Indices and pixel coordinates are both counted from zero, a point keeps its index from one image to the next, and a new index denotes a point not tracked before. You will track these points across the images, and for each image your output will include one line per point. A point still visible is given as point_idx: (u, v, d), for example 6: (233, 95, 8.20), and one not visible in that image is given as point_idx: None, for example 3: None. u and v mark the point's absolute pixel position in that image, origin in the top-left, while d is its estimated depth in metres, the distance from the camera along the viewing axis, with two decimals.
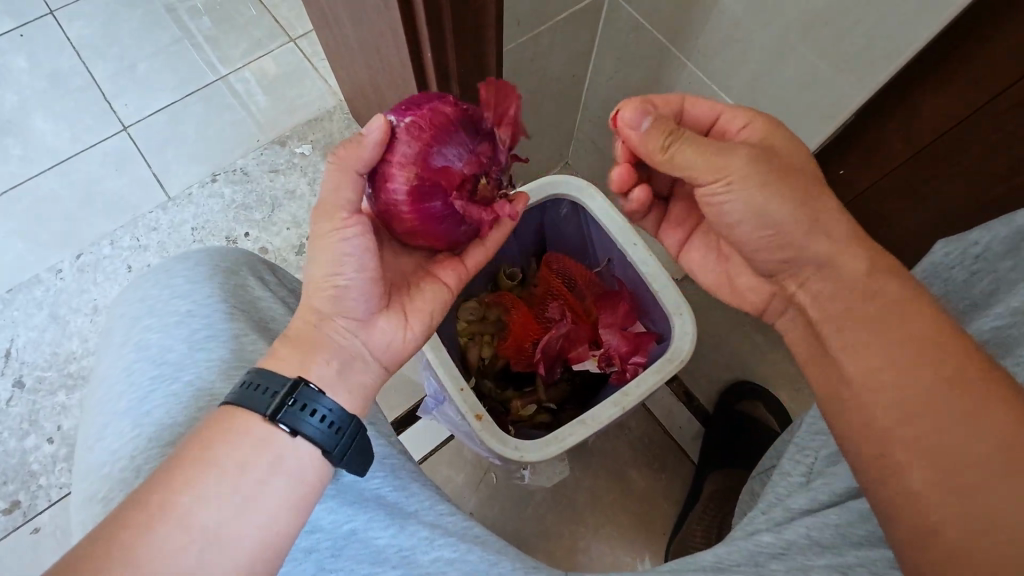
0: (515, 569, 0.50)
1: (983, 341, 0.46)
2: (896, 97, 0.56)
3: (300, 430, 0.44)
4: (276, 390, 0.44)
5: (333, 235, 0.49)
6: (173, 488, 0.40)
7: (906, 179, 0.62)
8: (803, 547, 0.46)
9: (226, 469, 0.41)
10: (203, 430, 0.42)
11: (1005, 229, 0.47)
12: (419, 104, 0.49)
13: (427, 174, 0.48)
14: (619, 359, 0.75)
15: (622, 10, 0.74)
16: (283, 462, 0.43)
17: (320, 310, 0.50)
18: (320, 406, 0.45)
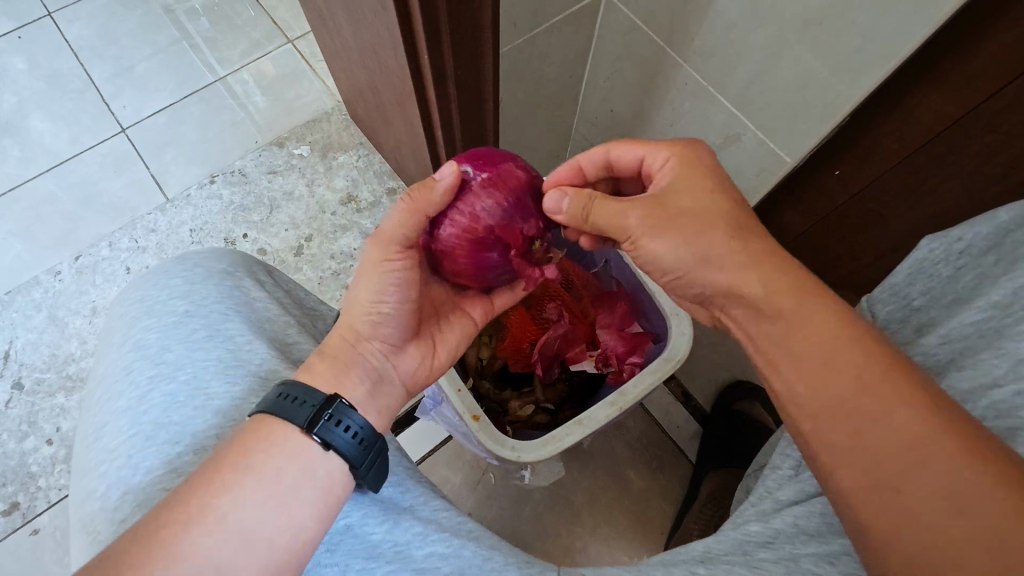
0: (508, 563, 0.49)
1: (963, 335, 0.44)
2: (891, 99, 0.56)
3: (331, 442, 0.45)
4: (312, 404, 0.45)
5: (387, 268, 0.50)
6: (209, 491, 0.40)
7: (903, 180, 0.60)
8: (788, 536, 0.46)
9: (261, 473, 0.41)
10: (238, 436, 0.43)
11: (987, 226, 0.45)
12: (494, 163, 0.52)
13: (497, 230, 0.51)
14: (618, 360, 0.76)
15: (618, 12, 0.75)
16: (314, 471, 0.43)
17: (360, 331, 0.52)
18: (351, 421, 0.46)
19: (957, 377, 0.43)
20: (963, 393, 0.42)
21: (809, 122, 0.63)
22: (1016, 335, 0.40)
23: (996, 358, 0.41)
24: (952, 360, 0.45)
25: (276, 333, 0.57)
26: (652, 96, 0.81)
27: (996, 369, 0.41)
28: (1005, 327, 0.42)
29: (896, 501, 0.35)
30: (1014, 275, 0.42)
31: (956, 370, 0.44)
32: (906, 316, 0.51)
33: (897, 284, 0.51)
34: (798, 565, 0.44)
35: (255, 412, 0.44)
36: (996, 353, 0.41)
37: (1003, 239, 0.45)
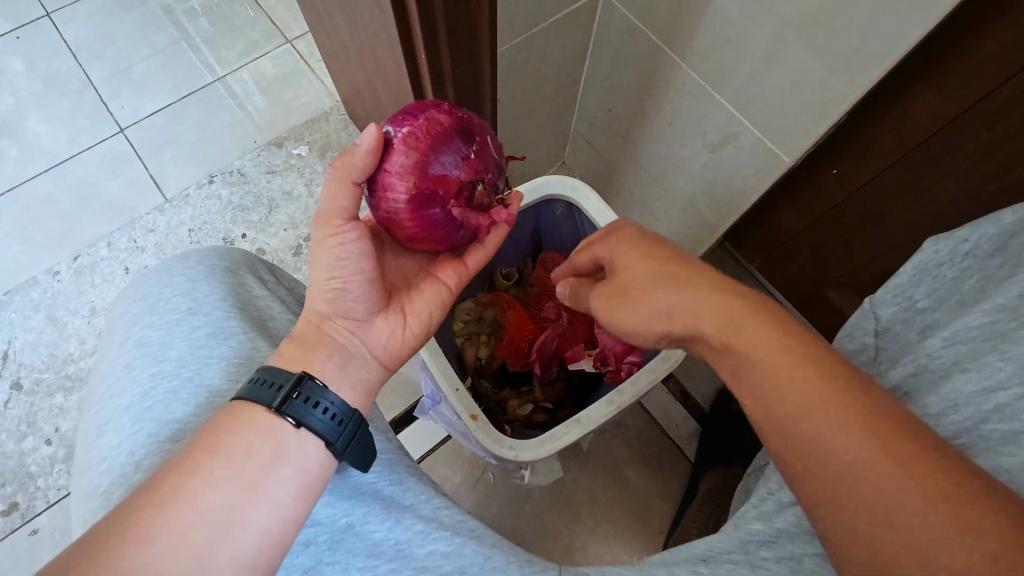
0: (509, 563, 0.49)
1: (970, 338, 0.42)
2: (890, 97, 0.57)
3: (304, 422, 0.44)
4: (278, 385, 0.44)
5: (333, 240, 0.51)
6: (182, 475, 0.40)
7: (901, 179, 0.61)
8: (793, 535, 0.45)
9: (234, 453, 0.41)
10: (212, 420, 0.43)
11: (993, 228, 0.45)
12: (415, 114, 0.50)
13: (426, 183, 0.49)
14: (615, 360, 0.75)
15: (616, 11, 0.75)
16: (288, 452, 0.43)
17: (322, 312, 0.51)
18: (325, 400, 0.46)
19: (961, 380, 0.41)
20: (968, 396, 0.40)
21: (807, 120, 0.63)
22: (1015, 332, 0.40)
23: (1000, 361, 0.39)
24: (956, 363, 0.42)
25: (277, 330, 0.57)
26: (650, 96, 0.81)
27: (1000, 373, 0.39)
28: (1011, 330, 0.40)
29: (868, 531, 0.32)
30: (1019, 278, 0.41)
31: (958, 373, 0.41)
32: (910, 318, 0.48)
33: (900, 285, 0.48)
34: (801, 565, 0.44)
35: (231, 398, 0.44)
36: (1001, 356, 0.39)
37: (1009, 241, 0.44)
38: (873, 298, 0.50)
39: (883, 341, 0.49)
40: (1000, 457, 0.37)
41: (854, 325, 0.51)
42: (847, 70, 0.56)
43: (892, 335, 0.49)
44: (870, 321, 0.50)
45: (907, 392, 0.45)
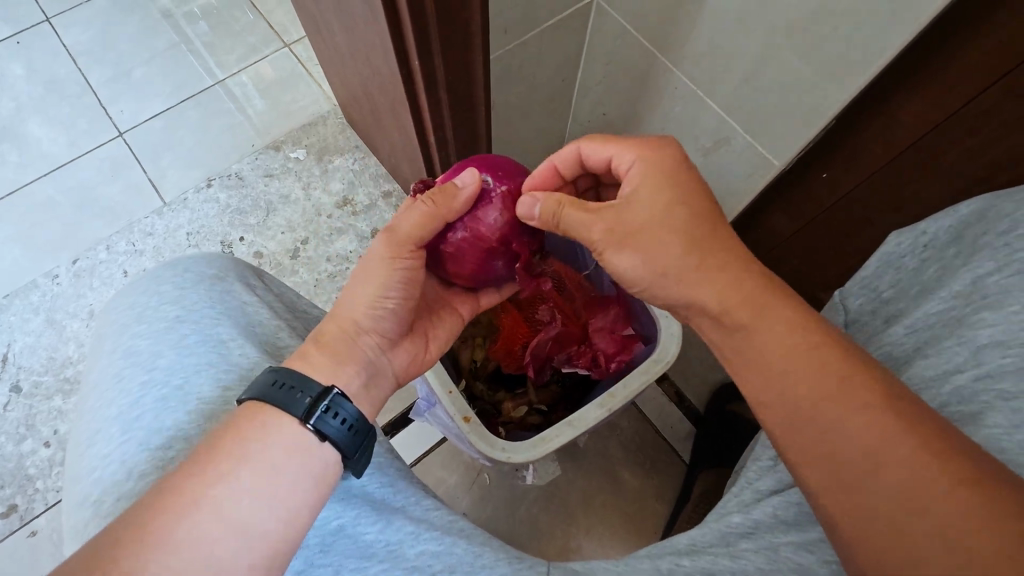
0: (500, 561, 0.50)
1: (927, 325, 0.45)
2: (874, 103, 0.57)
3: (324, 433, 0.45)
4: (309, 395, 0.45)
5: (399, 265, 0.52)
6: (205, 480, 0.40)
7: (890, 182, 0.61)
8: (770, 527, 0.47)
9: (257, 463, 0.42)
10: (233, 423, 0.43)
11: (949, 220, 0.47)
12: (509, 176, 0.56)
13: (508, 239, 0.56)
14: (607, 360, 0.76)
15: (609, 17, 0.75)
16: (308, 462, 0.44)
17: (361, 324, 0.52)
18: (343, 410, 0.46)
19: (923, 364, 0.44)
20: (928, 379, 0.43)
21: (796, 125, 0.64)
22: (976, 323, 0.41)
23: (957, 346, 0.42)
24: (917, 350, 0.46)
25: (267, 336, 0.57)
26: (643, 99, 0.82)
27: (957, 356, 0.42)
28: (967, 317, 0.43)
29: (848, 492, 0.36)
30: (974, 265, 0.44)
31: (921, 359, 0.45)
32: (876, 309, 0.52)
33: (868, 276, 0.52)
34: (778, 555, 0.45)
35: (248, 399, 0.45)
36: (958, 341, 0.42)
37: (964, 232, 0.46)
38: (847, 291, 0.54)
39: (853, 331, 0.54)
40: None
41: (828, 317, 0.56)
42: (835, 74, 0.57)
43: (860, 326, 0.53)
44: (841, 313, 0.54)
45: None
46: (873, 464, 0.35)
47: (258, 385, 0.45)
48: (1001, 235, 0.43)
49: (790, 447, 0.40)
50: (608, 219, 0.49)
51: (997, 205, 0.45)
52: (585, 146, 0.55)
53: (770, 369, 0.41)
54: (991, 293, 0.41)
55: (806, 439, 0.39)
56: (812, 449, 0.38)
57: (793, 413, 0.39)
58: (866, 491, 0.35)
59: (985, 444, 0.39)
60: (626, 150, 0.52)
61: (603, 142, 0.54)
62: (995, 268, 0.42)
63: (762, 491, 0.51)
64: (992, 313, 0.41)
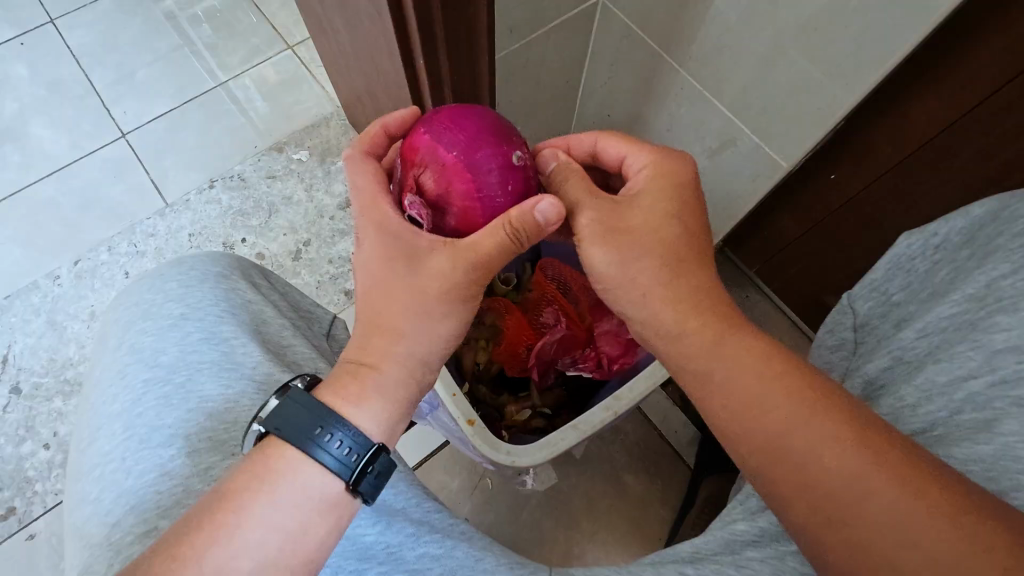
0: (500, 564, 0.49)
1: (940, 328, 0.44)
2: (885, 102, 0.58)
3: (360, 490, 0.43)
4: (353, 450, 0.43)
5: (455, 275, 0.47)
6: (214, 537, 0.38)
7: (898, 182, 0.64)
8: (775, 535, 0.47)
9: (281, 526, 0.40)
10: (265, 474, 0.41)
11: (962, 220, 0.47)
12: (504, 135, 0.49)
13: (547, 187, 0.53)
14: (609, 362, 0.76)
15: (613, 18, 0.75)
16: (333, 521, 0.42)
17: (440, 356, 0.50)
18: (384, 468, 0.44)
19: (933, 370, 0.43)
20: (940, 386, 0.42)
21: (803, 126, 0.64)
22: (992, 328, 0.40)
23: (971, 351, 0.41)
24: (929, 354, 0.44)
25: (270, 334, 0.56)
26: (648, 101, 0.81)
27: (970, 362, 0.41)
28: (980, 320, 0.42)
29: (832, 522, 0.36)
30: (987, 267, 0.43)
31: (931, 363, 0.43)
32: (886, 311, 0.50)
33: (876, 280, 0.51)
34: (784, 564, 0.45)
35: (279, 436, 0.42)
36: (971, 346, 0.41)
37: (977, 233, 0.46)
38: (852, 294, 0.53)
39: (861, 335, 0.52)
40: (971, 446, 0.39)
41: (835, 321, 0.54)
42: (843, 75, 0.57)
43: (869, 329, 0.51)
44: (849, 318, 0.53)
45: (882, 385, 0.47)
46: (857, 490, 0.35)
47: (301, 435, 0.42)
48: (1016, 237, 0.42)
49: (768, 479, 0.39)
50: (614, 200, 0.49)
51: (1010, 206, 0.44)
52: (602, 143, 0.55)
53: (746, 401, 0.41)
54: (1007, 294, 0.41)
55: (785, 472, 0.38)
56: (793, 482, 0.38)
57: (769, 445, 0.39)
58: (857, 519, 0.35)
59: (994, 447, 0.38)
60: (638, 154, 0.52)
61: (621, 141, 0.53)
62: (1010, 271, 0.41)
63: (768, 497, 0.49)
64: (1007, 317, 0.40)
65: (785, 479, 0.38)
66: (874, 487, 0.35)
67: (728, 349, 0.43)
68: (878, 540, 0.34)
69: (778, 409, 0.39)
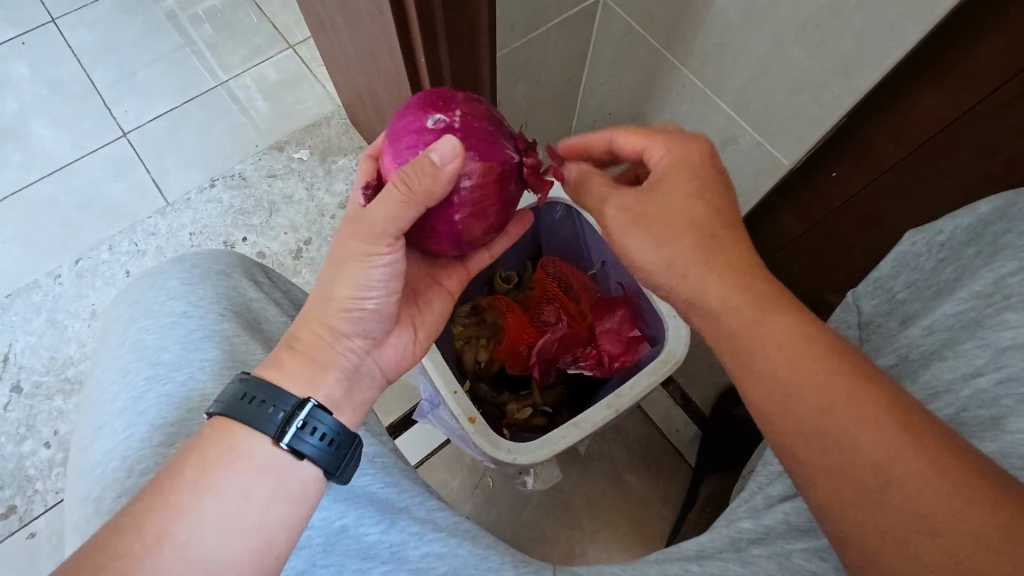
0: (504, 563, 0.49)
1: (947, 326, 0.44)
2: (884, 101, 0.58)
3: (299, 450, 0.43)
4: (280, 408, 0.43)
5: (375, 259, 0.46)
6: (170, 511, 0.38)
7: (895, 183, 0.63)
8: (781, 533, 0.46)
9: (227, 491, 0.40)
10: (200, 447, 0.41)
11: (966, 219, 0.46)
12: (452, 104, 0.47)
13: (502, 161, 0.48)
14: (610, 361, 0.76)
15: (614, 16, 0.75)
16: (282, 483, 0.42)
17: (341, 333, 0.48)
18: (320, 425, 0.44)
19: (941, 368, 0.43)
20: (947, 383, 0.42)
21: (806, 125, 0.64)
22: (999, 325, 0.40)
23: (977, 348, 0.41)
24: (935, 352, 0.44)
25: (272, 332, 0.57)
26: (651, 99, 0.81)
27: (977, 359, 0.40)
28: (987, 317, 0.42)
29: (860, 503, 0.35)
30: (994, 266, 0.43)
31: (939, 361, 0.43)
32: (891, 309, 0.50)
33: (880, 276, 0.51)
34: (789, 561, 0.44)
35: (217, 413, 0.42)
36: (978, 343, 0.41)
37: (983, 231, 0.45)
38: (857, 291, 0.54)
39: (866, 332, 0.52)
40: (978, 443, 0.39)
41: (839, 319, 0.55)
42: (846, 71, 0.57)
43: (873, 328, 0.51)
44: (853, 315, 0.53)
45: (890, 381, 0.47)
46: (889, 474, 0.34)
47: (228, 401, 0.43)
48: (1022, 234, 0.42)
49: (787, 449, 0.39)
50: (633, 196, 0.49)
51: (1017, 202, 0.44)
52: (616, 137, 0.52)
53: (779, 375, 0.39)
54: (1015, 291, 0.40)
55: (803, 443, 0.37)
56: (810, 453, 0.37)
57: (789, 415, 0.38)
58: (872, 495, 0.34)
59: (1000, 444, 0.38)
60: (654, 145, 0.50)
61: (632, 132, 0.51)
62: (1018, 268, 0.41)
63: (772, 495, 0.50)
64: (1014, 314, 0.40)
65: (814, 457, 0.37)
66: (910, 473, 0.34)
67: (761, 326, 0.41)
68: (907, 526, 0.33)
69: (816, 386, 0.37)
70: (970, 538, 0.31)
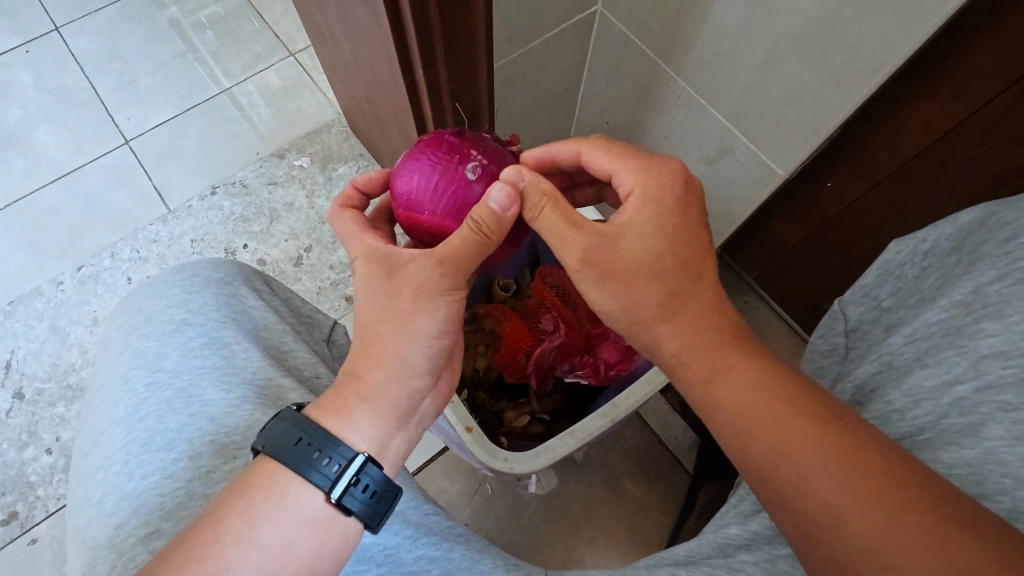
0: (496, 566, 0.50)
1: (928, 334, 0.44)
2: (882, 111, 0.59)
3: (348, 506, 0.42)
4: (335, 461, 0.42)
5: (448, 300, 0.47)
6: (211, 562, 0.37)
7: (891, 194, 0.65)
8: (768, 539, 0.47)
9: (271, 544, 0.39)
10: (249, 492, 0.40)
11: (949, 228, 0.47)
12: (458, 150, 0.50)
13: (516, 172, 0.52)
14: (607, 368, 0.77)
15: (611, 26, 0.75)
16: (325, 540, 0.41)
17: (413, 371, 0.47)
18: (372, 482, 0.43)
19: (922, 375, 0.43)
20: (929, 390, 0.42)
21: (801, 135, 0.64)
22: (977, 333, 0.40)
23: (958, 356, 0.41)
24: (917, 359, 0.44)
25: (271, 340, 0.57)
26: (646, 108, 0.81)
27: (956, 367, 0.41)
28: (967, 325, 0.42)
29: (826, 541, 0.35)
30: (974, 275, 0.43)
31: (920, 369, 0.43)
32: (876, 316, 0.50)
33: (866, 285, 0.51)
34: (776, 566, 0.45)
35: (274, 462, 0.41)
36: (958, 351, 0.41)
37: (965, 240, 0.46)
38: (844, 299, 0.54)
39: (853, 340, 0.52)
40: (960, 450, 0.39)
41: (827, 326, 0.55)
42: (839, 84, 0.57)
43: (860, 335, 0.51)
44: (841, 322, 0.53)
45: (872, 389, 0.47)
46: (842, 508, 0.35)
47: (286, 449, 0.41)
48: (1002, 243, 0.42)
49: (746, 469, 0.40)
50: (590, 239, 0.45)
51: (998, 214, 0.44)
52: (586, 152, 0.51)
53: (736, 415, 0.41)
54: (993, 300, 0.41)
55: (756, 463, 0.39)
56: (764, 473, 0.39)
57: (748, 436, 0.40)
58: (842, 539, 0.35)
59: (981, 453, 0.38)
60: (625, 165, 0.48)
61: (607, 150, 0.50)
62: (996, 277, 0.41)
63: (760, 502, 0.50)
64: (992, 322, 0.40)
65: (776, 493, 0.38)
66: (859, 505, 0.35)
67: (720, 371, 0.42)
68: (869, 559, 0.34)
69: (765, 422, 0.39)
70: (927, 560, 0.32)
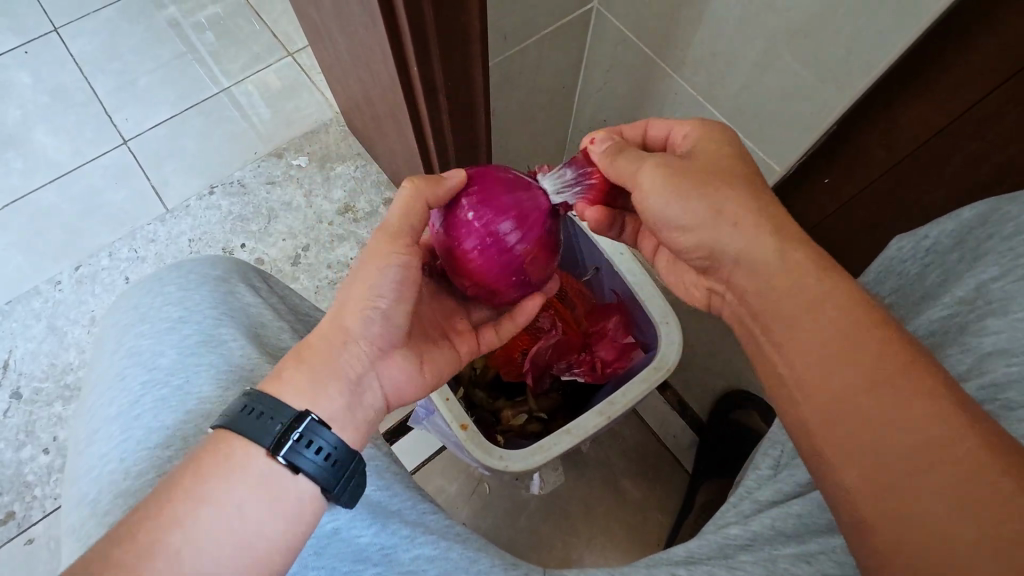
0: (494, 565, 0.49)
1: (930, 331, 0.45)
2: (878, 109, 0.57)
3: (299, 466, 0.42)
4: (279, 422, 0.43)
5: (387, 267, 0.49)
6: (162, 526, 0.38)
7: (888, 189, 0.62)
8: (769, 537, 0.46)
9: (222, 505, 0.40)
10: (196, 459, 0.41)
11: (950, 225, 0.46)
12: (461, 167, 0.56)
13: (502, 178, 0.52)
14: (604, 366, 0.77)
15: (608, 23, 0.75)
16: (279, 499, 0.42)
17: (348, 333, 0.48)
18: (322, 441, 0.44)
19: None
20: None
21: (800, 130, 0.64)
22: (981, 330, 0.40)
23: (961, 353, 0.41)
24: None
25: (268, 337, 0.57)
26: (644, 106, 0.81)
27: (960, 364, 0.41)
28: (971, 323, 0.42)
29: (888, 493, 0.33)
30: (978, 271, 0.43)
31: None
32: None
33: (868, 283, 0.52)
34: (776, 565, 0.44)
35: (221, 430, 0.42)
36: (961, 348, 0.41)
37: (966, 236, 0.45)
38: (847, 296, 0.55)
39: None
40: None
41: None
42: (836, 80, 0.57)
43: None
44: None
45: None
46: (913, 461, 0.33)
47: (231, 412, 0.43)
48: (1005, 239, 0.42)
49: (804, 412, 0.38)
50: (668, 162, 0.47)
51: (1000, 210, 0.43)
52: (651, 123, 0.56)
53: (805, 355, 0.38)
54: (996, 297, 0.40)
55: (824, 404, 0.37)
56: (825, 417, 0.37)
57: (813, 379, 0.38)
58: (907, 492, 0.33)
59: None
60: (683, 124, 0.53)
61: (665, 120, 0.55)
62: (999, 274, 0.41)
63: (760, 501, 0.50)
64: (996, 319, 0.40)
65: (836, 440, 0.36)
66: (931, 461, 0.32)
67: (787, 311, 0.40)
68: (937, 517, 0.32)
69: (835, 365, 0.37)
70: (1005, 524, 0.30)
